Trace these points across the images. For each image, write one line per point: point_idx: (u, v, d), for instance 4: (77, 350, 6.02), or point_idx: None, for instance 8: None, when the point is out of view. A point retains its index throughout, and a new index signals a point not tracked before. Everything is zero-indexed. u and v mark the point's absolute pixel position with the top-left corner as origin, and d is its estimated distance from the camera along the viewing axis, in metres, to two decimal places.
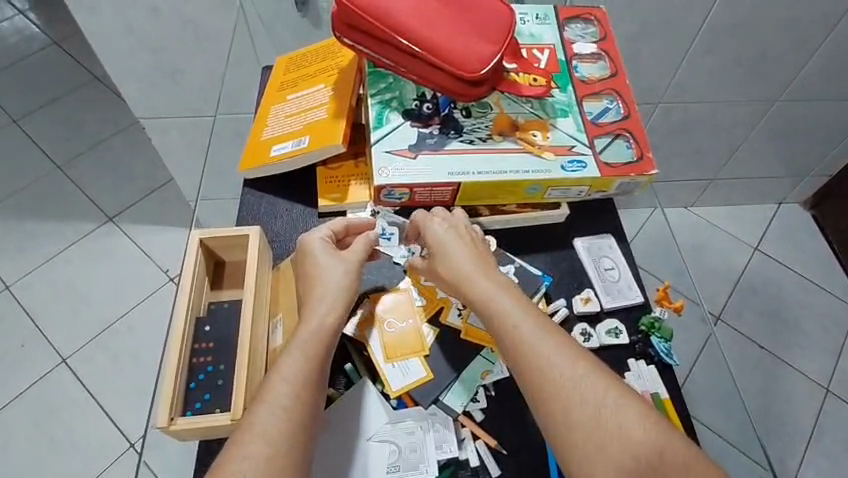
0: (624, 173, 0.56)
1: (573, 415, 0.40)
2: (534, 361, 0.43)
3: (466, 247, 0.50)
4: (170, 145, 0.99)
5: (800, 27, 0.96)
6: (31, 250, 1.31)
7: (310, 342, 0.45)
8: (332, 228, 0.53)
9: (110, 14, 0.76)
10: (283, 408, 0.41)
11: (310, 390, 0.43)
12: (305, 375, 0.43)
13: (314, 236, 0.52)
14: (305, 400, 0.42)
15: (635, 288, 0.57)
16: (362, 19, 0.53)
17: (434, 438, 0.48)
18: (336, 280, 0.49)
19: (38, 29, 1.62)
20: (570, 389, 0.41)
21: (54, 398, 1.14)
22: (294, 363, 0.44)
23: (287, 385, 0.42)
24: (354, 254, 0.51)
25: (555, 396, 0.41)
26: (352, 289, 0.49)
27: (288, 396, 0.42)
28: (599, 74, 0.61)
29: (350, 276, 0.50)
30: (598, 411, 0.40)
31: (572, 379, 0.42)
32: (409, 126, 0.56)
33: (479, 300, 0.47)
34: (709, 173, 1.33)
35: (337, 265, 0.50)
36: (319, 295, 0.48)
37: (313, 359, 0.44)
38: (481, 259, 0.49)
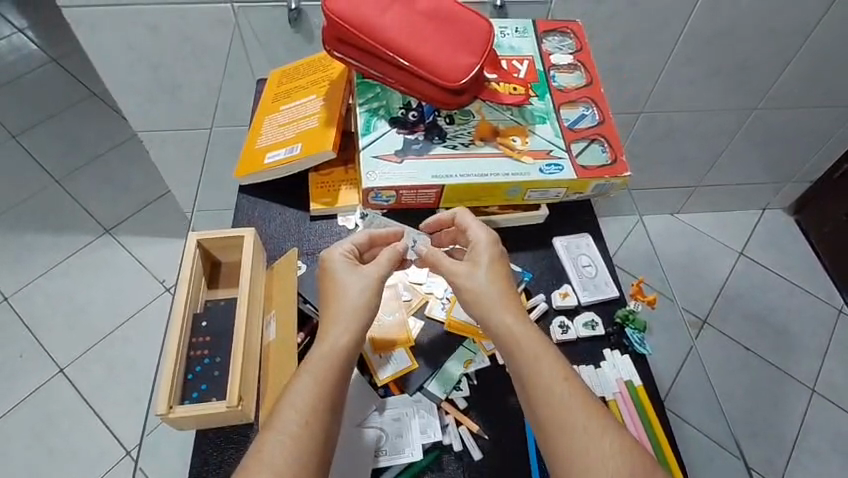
0: (599, 175, 0.59)
1: (580, 442, 0.42)
2: (546, 385, 0.44)
3: (489, 268, 0.50)
4: (167, 156, 1.02)
5: (775, 40, 1.01)
6: (29, 262, 1.33)
7: (322, 363, 0.45)
8: (355, 242, 0.54)
9: (111, 32, 0.80)
10: (291, 433, 0.41)
11: (320, 415, 0.42)
12: (315, 398, 0.43)
13: (335, 251, 0.52)
14: (313, 426, 0.42)
15: (611, 284, 0.61)
16: (351, 33, 0.56)
17: (418, 423, 0.51)
18: (353, 298, 0.49)
19: (36, 47, 1.66)
20: (573, 420, 0.43)
21: (52, 408, 1.15)
22: (305, 386, 0.43)
23: (295, 410, 0.42)
24: (375, 269, 0.51)
25: (566, 423, 0.43)
26: (371, 306, 0.49)
27: (295, 421, 0.42)
28: (575, 83, 0.65)
29: (369, 293, 0.49)
30: (605, 441, 0.42)
31: (583, 410, 0.43)
32: (395, 133, 0.60)
33: (498, 321, 0.48)
34: (693, 181, 1.37)
35: (355, 281, 0.50)
36: (336, 314, 0.48)
37: (325, 384, 0.44)
38: (502, 281, 0.50)
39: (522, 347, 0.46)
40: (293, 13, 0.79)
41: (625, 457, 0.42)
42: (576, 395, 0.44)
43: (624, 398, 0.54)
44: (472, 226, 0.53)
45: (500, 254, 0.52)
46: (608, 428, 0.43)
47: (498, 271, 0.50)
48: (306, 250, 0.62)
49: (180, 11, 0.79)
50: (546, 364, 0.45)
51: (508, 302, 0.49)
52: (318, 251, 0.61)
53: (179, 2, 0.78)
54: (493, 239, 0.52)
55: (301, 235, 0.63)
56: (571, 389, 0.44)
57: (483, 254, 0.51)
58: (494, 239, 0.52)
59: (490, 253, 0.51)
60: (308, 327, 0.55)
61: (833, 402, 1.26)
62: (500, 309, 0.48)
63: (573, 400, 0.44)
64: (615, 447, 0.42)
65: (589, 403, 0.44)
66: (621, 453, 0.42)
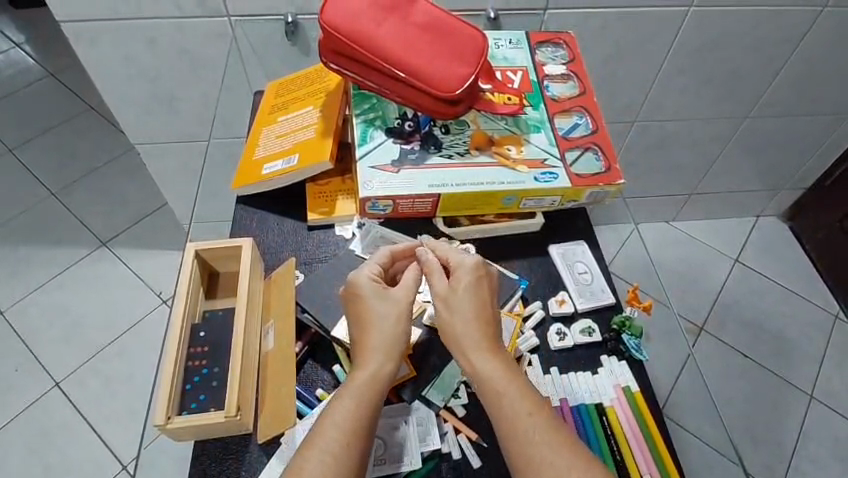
0: (593, 183, 0.60)
1: None
2: (512, 420, 0.44)
3: (467, 295, 0.50)
4: (164, 169, 1.03)
5: (764, 49, 1.02)
6: (25, 275, 1.32)
7: (365, 387, 0.45)
8: (378, 260, 0.54)
9: (109, 46, 0.81)
10: (334, 455, 0.41)
11: (360, 438, 0.43)
12: (358, 422, 0.43)
13: (362, 274, 0.51)
14: (354, 448, 0.42)
15: (607, 290, 0.62)
16: (348, 45, 0.57)
17: (417, 432, 0.51)
18: (388, 324, 0.48)
19: (34, 61, 1.67)
20: (533, 456, 0.42)
21: (47, 422, 1.14)
22: (346, 409, 0.44)
23: (337, 431, 0.42)
24: (404, 294, 0.50)
25: (531, 460, 0.42)
26: (405, 333, 0.49)
27: (338, 442, 0.42)
28: (569, 92, 0.66)
29: (402, 320, 0.49)
30: None
31: (548, 447, 0.42)
32: (391, 143, 0.60)
33: (471, 351, 0.47)
34: (687, 188, 1.38)
35: (387, 307, 0.49)
36: (372, 340, 0.48)
37: (364, 408, 0.44)
38: (481, 310, 0.49)
39: (495, 378, 0.46)
40: (289, 27, 0.81)
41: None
42: (545, 430, 0.43)
43: (621, 404, 0.55)
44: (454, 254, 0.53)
45: (480, 280, 0.51)
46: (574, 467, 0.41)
47: (477, 299, 0.50)
48: (304, 260, 0.62)
49: (177, 24, 0.79)
50: (517, 397, 0.45)
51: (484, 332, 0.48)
52: (316, 261, 0.62)
53: (177, 17, 0.78)
54: (475, 264, 0.52)
55: (299, 246, 0.63)
56: (540, 424, 0.43)
57: (461, 281, 0.50)
58: (476, 265, 0.51)
59: (470, 280, 0.51)
60: (307, 336, 0.55)
61: (831, 408, 1.26)
62: (476, 339, 0.48)
63: (541, 437, 0.43)
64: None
65: (557, 440, 0.43)
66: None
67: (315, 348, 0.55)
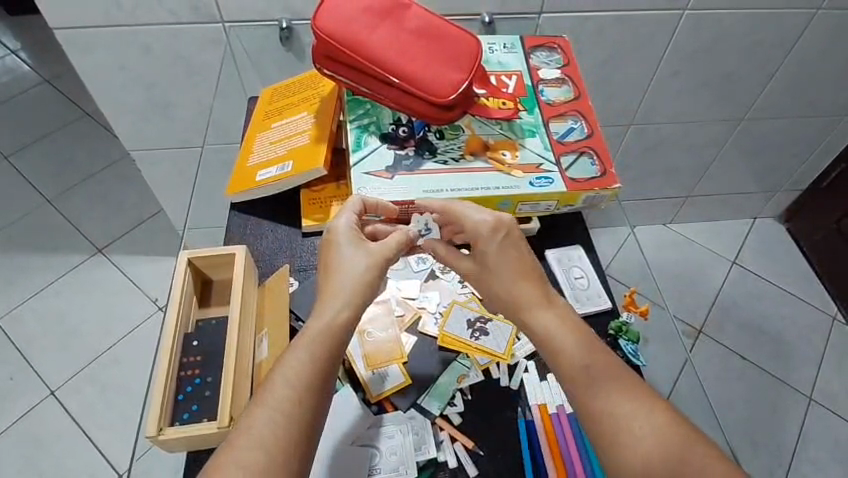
0: (588, 188, 0.59)
1: (612, 430, 0.41)
2: (573, 373, 0.43)
3: (500, 255, 0.49)
4: (160, 175, 1.02)
5: (759, 52, 1.02)
6: (20, 283, 1.32)
7: (318, 337, 0.43)
8: (356, 213, 0.53)
9: (103, 53, 0.80)
10: (283, 411, 0.40)
11: (314, 391, 0.41)
12: (308, 375, 0.41)
13: (340, 222, 0.51)
14: (307, 403, 0.40)
15: (604, 295, 0.61)
16: (342, 52, 0.57)
17: (413, 440, 0.50)
18: (356, 273, 0.47)
19: (30, 68, 1.66)
20: (604, 405, 0.42)
21: (42, 432, 1.13)
22: (299, 363, 0.42)
23: (289, 386, 0.41)
24: (380, 247, 0.50)
25: (598, 410, 0.41)
26: (373, 284, 0.48)
27: (289, 397, 0.40)
28: (563, 97, 0.66)
29: (373, 270, 0.48)
30: (636, 430, 0.40)
31: (613, 397, 0.42)
32: (386, 149, 0.60)
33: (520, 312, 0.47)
34: (684, 191, 1.38)
35: (359, 256, 0.48)
36: (335, 288, 0.46)
37: (319, 360, 0.42)
38: (519, 268, 0.48)
39: (549, 335, 0.45)
40: (284, 32, 0.81)
41: (658, 442, 0.40)
42: (608, 383, 0.42)
43: None
44: (470, 212, 0.51)
45: (507, 236, 0.49)
46: (641, 415, 0.41)
47: (512, 257, 0.48)
48: (298, 266, 0.61)
49: (171, 31, 0.79)
50: (573, 351, 0.44)
51: (528, 291, 0.47)
52: (311, 267, 0.61)
53: (171, 23, 0.78)
54: (494, 224, 0.50)
55: (293, 252, 0.62)
56: (603, 375, 0.43)
57: (488, 243, 0.49)
58: (496, 223, 0.50)
59: (499, 240, 0.49)
60: None
61: (830, 409, 1.26)
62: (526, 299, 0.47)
63: (602, 388, 0.42)
64: (649, 434, 0.40)
65: (621, 389, 0.42)
66: (655, 440, 0.40)
67: None
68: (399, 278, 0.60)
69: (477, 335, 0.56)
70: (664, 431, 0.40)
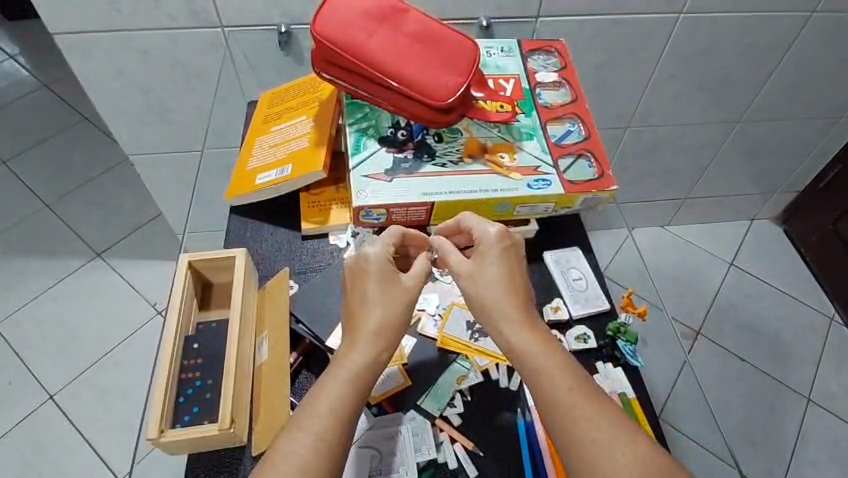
0: (586, 190, 0.60)
1: (586, 457, 0.39)
2: (553, 395, 0.42)
3: (496, 267, 0.48)
4: (159, 179, 1.03)
5: (755, 55, 1.03)
6: (19, 287, 1.32)
7: (360, 371, 0.43)
8: (393, 238, 0.52)
9: (103, 58, 0.81)
10: (326, 440, 0.40)
11: (351, 421, 0.41)
12: (347, 408, 0.42)
13: (377, 248, 0.50)
14: (346, 434, 0.41)
15: (602, 296, 0.62)
16: (340, 55, 0.58)
17: (412, 442, 0.50)
18: (394, 305, 0.47)
19: (28, 73, 1.67)
20: (579, 429, 0.40)
21: (40, 435, 1.13)
22: (341, 393, 0.42)
23: (329, 414, 0.41)
24: (415, 278, 0.49)
25: (575, 437, 0.40)
26: (408, 319, 0.47)
27: (330, 427, 0.40)
28: (561, 100, 0.66)
29: (409, 303, 0.48)
30: (614, 459, 0.39)
31: (591, 418, 0.41)
32: (384, 152, 0.61)
33: (503, 326, 0.45)
34: (681, 192, 1.39)
35: (397, 286, 0.48)
36: (374, 319, 0.46)
37: (359, 392, 0.43)
38: (510, 282, 0.47)
39: (531, 348, 0.44)
40: (283, 36, 0.82)
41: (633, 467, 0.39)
42: (590, 407, 0.41)
43: None
44: (476, 225, 0.51)
45: (506, 249, 0.49)
46: (616, 437, 0.40)
47: (504, 269, 0.48)
48: (297, 269, 0.62)
49: (170, 36, 0.80)
50: (557, 368, 0.43)
51: (516, 304, 0.46)
52: (310, 270, 0.62)
53: (170, 27, 0.79)
54: (498, 233, 0.50)
55: (292, 255, 0.63)
56: (583, 395, 0.42)
57: (486, 254, 0.48)
58: (499, 235, 0.50)
59: (491, 253, 0.49)
60: (301, 347, 0.56)
61: (829, 410, 1.27)
62: (513, 312, 0.46)
63: (582, 412, 0.41)
64: (625, 458, 0.39)
65: (603, 415, 0.41)
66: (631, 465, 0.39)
67: (309, 359, 0.56)
68: None
69: (476, 337, 0.56)
70: (642, 457, 0.39)
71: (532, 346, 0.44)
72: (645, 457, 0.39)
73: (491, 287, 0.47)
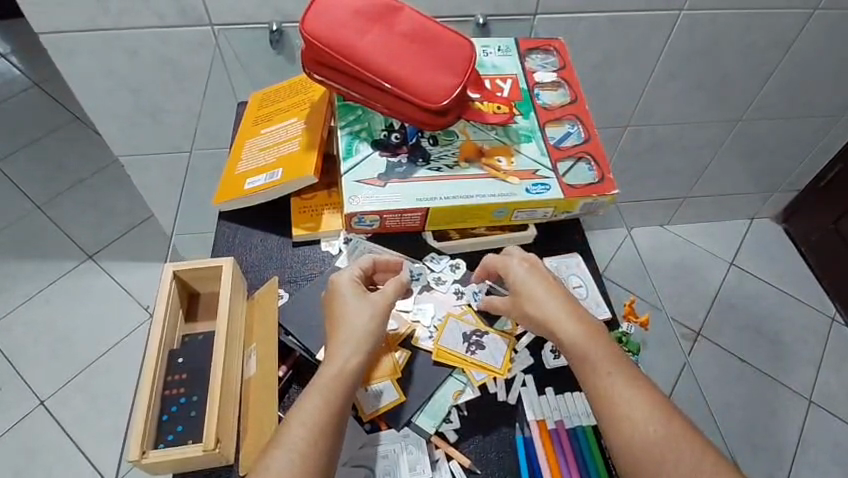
0: (587, 194, 0.58)
1: (626, 432, 0.44)
2: (597, 384, 0.46)
3: (534, 276, 0.52)
4: (149, 181, 1.00)
5: (757, 53, 1.01)
6: (10, 291, 1.29)
7: (330, 383, 0.45)
8: (361, 266, 0.54)
9: (89, 59, 0.78)
10: (300, 453, 0.42)
11: (330, 433, 0.43)
12: (322, 421, 0.43)
13: (344, 274, 0.52)
14: (321, 444, 0.43)
15: (602, 303, 0.60)
16: (332, 56, 0.55)
17: (407, 460, 0.49)
18: (361, 322, 0.49)
19: (19, 72, 1.64)
20: (620, 409, 0.45)
21: (31, 443, 1.11)
22: (313, 408, 0.44)
23: (304, 428, 0.43)
24: (382, 296, 0.51)
25: (617, 416, 0.45)
26: (378, 334, 0.49)
27: (305, 440, 0.42)
28: (560, 101, 0.64)
29: (377, 319, 0.50)
30: (648, 433, 0.43)
31: (630, 401, 0.45)
32: (378, 156, 0.58)
33: (551, 326, 0.50)
34: (682, 192, 1.37)
35: (363, 304, 0.50)
36: (341, 335, 0.48)
37: (332, 404, 0.44)
38: (554, 291, 0.51)
39: (580, 345, 0.48)
40: (274, 35, 0.80)
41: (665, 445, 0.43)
42: (628, 392, 0.45)
43: None
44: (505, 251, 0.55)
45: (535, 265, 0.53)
46: (659, 417, 0.44)
47: (543, 282, 0.52)
48: (287, 277, 0.60)
49: (159, 35, 0.77)
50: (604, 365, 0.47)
51: (558, 306, 0.50)
52: (301, 278, 0.60)
53: (159, 26, 0.76)
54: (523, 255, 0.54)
55: (283, 263, 0.61)
56: (622, 383, 0.46)
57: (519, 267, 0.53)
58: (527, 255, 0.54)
59: (526, 268, 0.53)
60: (291, 360, 0.54)
61: (830, 411, 1.25)
62: (556, 315, 0.50)
63: (619, 395, 0.45)
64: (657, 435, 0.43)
65: (640, 396, 0.45)
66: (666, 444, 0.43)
67: (299, 373, 0.53)
68: None
69: (472, 349, 0.54)
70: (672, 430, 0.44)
71: (579, 340, 0.48)
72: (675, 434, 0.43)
73: (534, 293, 0.51)
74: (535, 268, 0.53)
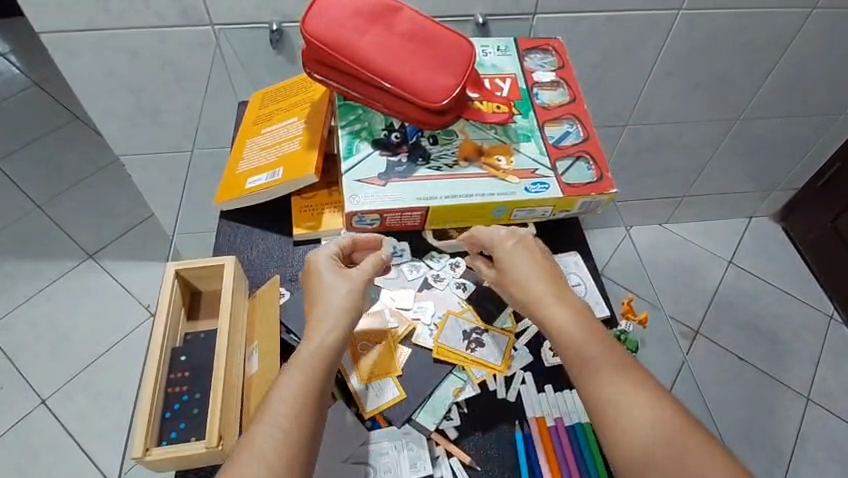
0: (585, 193, 0.58)
1: (617, 422, 0.43)
2: (590, 372, 0.45)
3: (527, 262, 0.52)
4: (149, 181, 1.01)
5: (756, 52, 1.02)
6: (10, 290, 1.30)
7: (309, 360, 0.45)
8: (339, 245, 0.55)
9: (90, 58, 0.79)
10: (281, 427, 0.42)
11: (309, 407, 0.43)
12: (302, 394, 0.43)
13: (320, 254, 0.53)
14: (303, 419, 0.43)
15: (601, 302, 0.60)
16: (332, 56, 0.56)
17: (407, 457, 0.49)
18: (339, 299, 0.49)
19: (19, 71, 1.64)
20: (611, 399, 0.44)
21: (33, 441, 1.11)
22: (292, 382, 0.44)
23: (285, 404, 0.43)
24: (358, 273, 0.52)
25: (609, 405, 0.44)
26: (356, 306, 0.50)
27: (285, 415, 0.42)
28: (559, 100, 0.64)
29: (355, 295, 0.50)
30: (640, 421, 0.42)
31: (623, 391, 0.44)
32: (378, 155, 0.59)
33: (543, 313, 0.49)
34: (680, 191, 1.37)
35: (341, 281, 0.51)
36: (319, 313, 0.49)
37: (312, 378, 0.44)
38: (542, 272, 0.52)
39: (562, 323, 0.48)
40: (274, 35, 0.80)
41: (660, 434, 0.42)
42: (621, 382, 0.44)
43: None
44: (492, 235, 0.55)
45: (526, 249, 0.53)
46: (650, 402, 0.43)
47: (529, 260, 0.52)
48: (288, 276, 0.60)
49: (159, 35, 0.77)
50: (596, 344, 0.46)
51: (550, 291, 0.50)
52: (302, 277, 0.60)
53: (159, 26, 0.76)
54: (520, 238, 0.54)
55: (284, 261, 0.61)
56: (615, 374, 0.45)
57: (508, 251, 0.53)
58: (522, 238, 0.54)
59: (515, 251, 0.53)
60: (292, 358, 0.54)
61: (828, 409, 1.26)
62: (547, 299, 0.50)
63: (612, 384, 0.44)
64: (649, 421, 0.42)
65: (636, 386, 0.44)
66: (659, 426, 0.42)
67: None
68: (392, 288, 0.58)
69: (473, 347, 0.55)
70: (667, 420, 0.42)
71: (573, 324, 0.48)
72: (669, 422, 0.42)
73: (525, 277, 0.51)
74: (530, 252, 0.53)
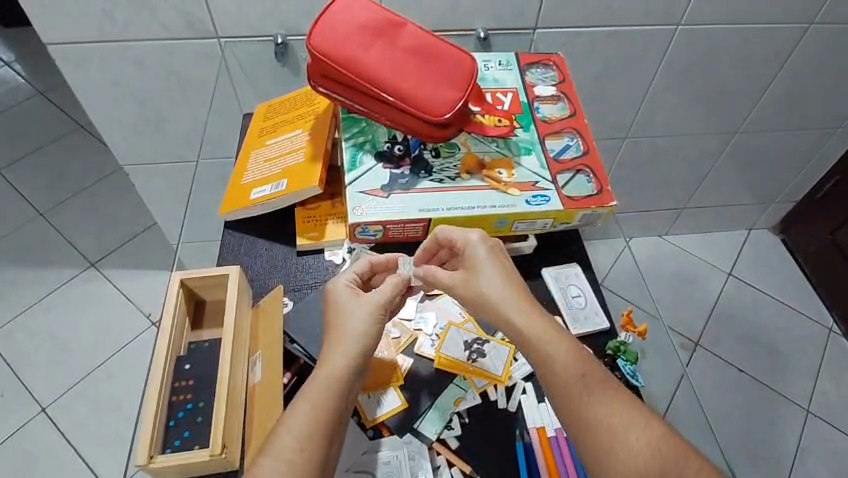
0: (585, 205, 0.59)
1: (601, 440, 0.42)
2: (565, 383, 0.45)
3: (490, 267, 0.51)
4: (153, 191, 1.02)
5: (755, 65, 1.03)
6: (13, 298, 1.30)
7: (321, 391, 0.45)
8: (358, 270, 0.55)
9: (98, 69, 0.80)
10: (287, 461, 0.41)
11: (316, 441, 0.43)
12: (312, 428, 0.43)
13: (339, 281, 0.53)
14: (310, 452, 0.42)
15: (601, 314, 0.61)
16: (336, 70, 0.57)
17: (408, 466, 0.50)
18: (357, 326, 0.49)
19: (24, 80, 1.66)
20: (591, 414, 0.43)
21: (31, 450, 1.11)
22: (303, 416, 0.43)
23: (293, 437, 0.42)
24: (378, 298, 0.51)
25: (589, 421, 0.43)
26: (374, 336, 0.49)
27: (293, 449, 0.42)
28: (559, 114, 0.66)
29: (372, 322, 0.50)
30: (630, 443, 0.42)
31: (606, 406, 0.44)
32: (381, 168, 0.60)
33: (511, 315, 0.48)
34: (679, 203, 1.38)
35: (359, 307, 0.50)
36: (338, 341, 0.48)
37: (322, 411, 0.44)
38: (509, 278, 0.50)
39: (539, 338, 0.47)
40: (279, 48, 0.81)
41: (653, 461, 0.41)
42: (598, 395, 0.44)
43: None
44: (457, 235, 0.53)
45: (492, 250, 0.52)
46: (634, 419, 0.43)
47: (499, 267, 0.51)
48: (291, 286, 0.61)
49: (166, 46, 0.79)
50: (569, 355, 0.46)
51: (518, 297, 0.49)
52: (306, 286, 0.61)
53: (165, 37, 0.78)
54: (480, 238, 0.52)
55: (287, 272, 0.62)
56: (598, 393, 0.44)
57: (474, 256, 0.51)
58: (482, 237, 0.52)
59: (485, 253, 0.51)
60: (295, 367, 0.55)
61: (828, 421, 1.26)
62: (515, 305, 0.48)
63: (593, 397, 0.44)
64: (643, 448, 0.42)
65: (612, 397, 0.44)
66: (650, 446, 0.42)
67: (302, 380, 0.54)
68: None
69: (474, 357, 0.55)
70: (655, 439, 0.42)
71: (544, 334, 0.47)
72: (658, 441, 0.42)
73: (489, 282, 0.50)
74: (496, 256, 0.51)
